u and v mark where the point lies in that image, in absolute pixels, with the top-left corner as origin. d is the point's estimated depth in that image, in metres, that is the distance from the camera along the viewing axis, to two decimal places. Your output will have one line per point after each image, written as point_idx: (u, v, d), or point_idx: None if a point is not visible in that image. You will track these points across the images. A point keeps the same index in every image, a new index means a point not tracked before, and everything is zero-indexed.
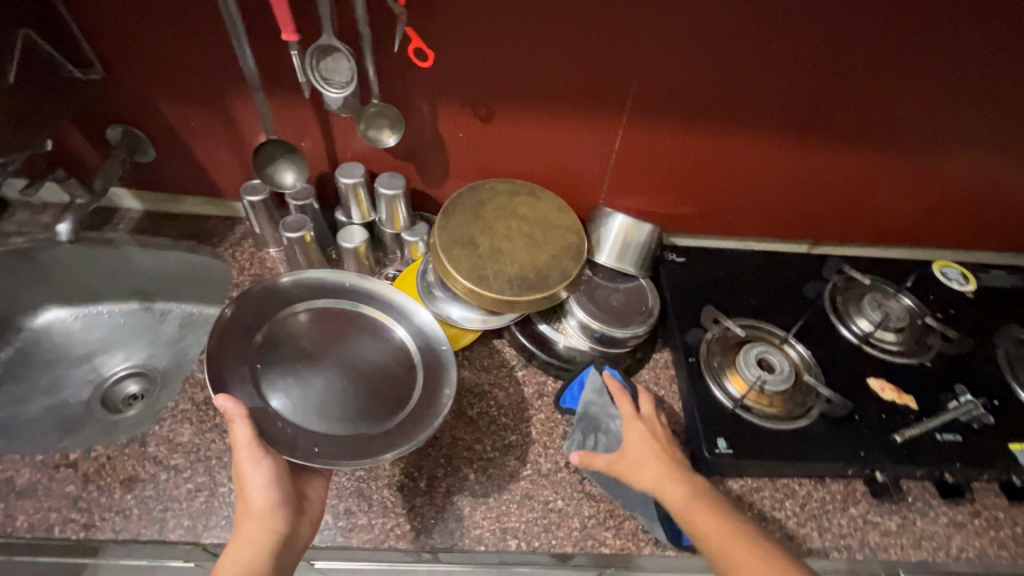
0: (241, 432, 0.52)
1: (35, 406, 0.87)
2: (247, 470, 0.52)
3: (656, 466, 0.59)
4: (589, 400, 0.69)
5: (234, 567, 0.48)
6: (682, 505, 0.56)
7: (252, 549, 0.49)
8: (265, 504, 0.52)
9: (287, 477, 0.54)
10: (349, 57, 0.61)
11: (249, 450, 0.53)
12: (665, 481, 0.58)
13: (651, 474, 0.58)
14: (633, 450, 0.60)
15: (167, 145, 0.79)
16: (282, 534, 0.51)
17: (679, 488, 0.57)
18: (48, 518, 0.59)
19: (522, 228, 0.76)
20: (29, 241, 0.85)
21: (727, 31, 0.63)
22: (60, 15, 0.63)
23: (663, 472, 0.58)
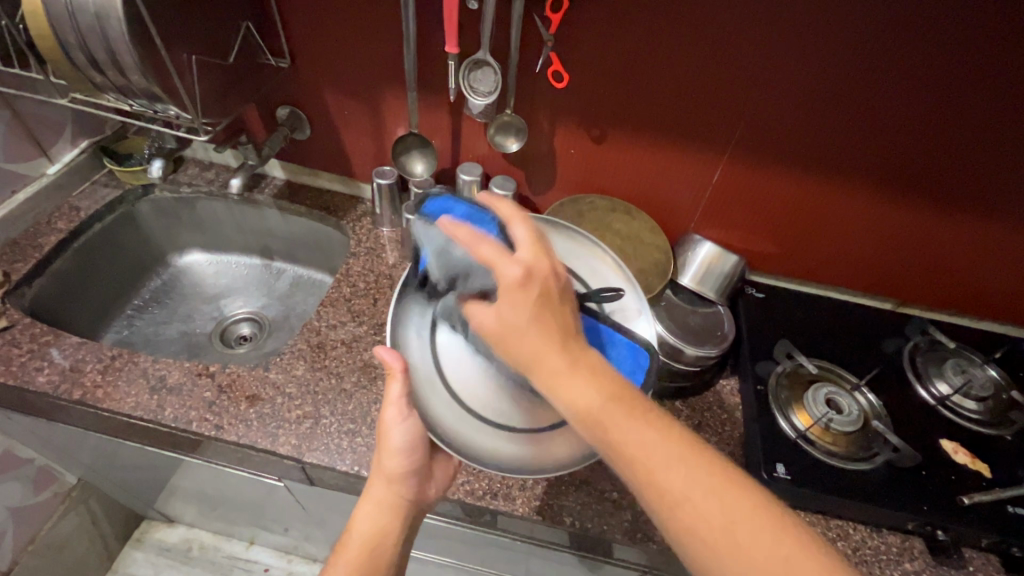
0: (395, 390, 0.55)
1: (173, 329, 1.01)
2: (389, 434, 0.57)
3: (534, 330, 0.43)
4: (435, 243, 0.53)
5: (369, 524, 0.57)
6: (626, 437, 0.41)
7: (380, 509, 0.57)
8: (396, 471, 0.57)
9: (422, 446, 0.58)
10: (497, 71, 0.73)
11: (397, 406, 0.56)
12: (548, 356, 0.43)
13: (524, 339, 0.43)
14: (510, 317, 0.43)
15: (322, 127, 0.93)
16: (408, 500, 0.58)
17: (558, 357, 0.43)
18: (188, 413, 0.71)
19: (615, 242, 0.86)
20: (194, 191, 1.01)
21: (845, 87, 0.68)
22: (270, 13, 0.78)
23: (543, 338, 0.43)
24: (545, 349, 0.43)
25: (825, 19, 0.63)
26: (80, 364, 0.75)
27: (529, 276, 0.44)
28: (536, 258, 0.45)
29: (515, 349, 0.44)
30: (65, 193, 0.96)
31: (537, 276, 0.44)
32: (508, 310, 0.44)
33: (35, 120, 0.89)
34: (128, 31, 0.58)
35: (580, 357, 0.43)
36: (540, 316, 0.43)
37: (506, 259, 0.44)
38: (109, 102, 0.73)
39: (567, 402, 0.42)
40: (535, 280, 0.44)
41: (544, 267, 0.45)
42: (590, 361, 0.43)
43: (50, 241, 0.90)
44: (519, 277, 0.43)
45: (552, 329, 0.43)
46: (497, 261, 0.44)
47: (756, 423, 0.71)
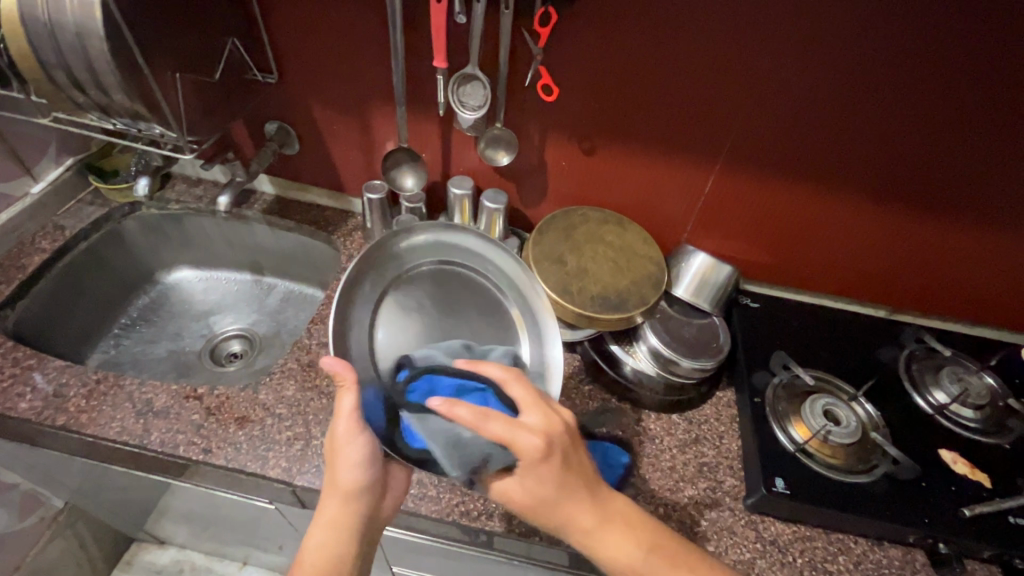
0: (347, 404, 0.52)
1: (161, 348, 0.99)
2: (343, 452, 0.54)
3: (565, 497, 0.52)
4: (433, 430, 0.50)
5: (320, 554, 0.54)
6: (593, 540, 0.53)
7: (333, 533, 0.55)
8: (352, 488, 0.56)
9: (378, 461, 0.56)
10: (487, 85, 0.73)
11: (348, 425, 0.53)
12: (576, 505, 0.52)
13: (562, 507, 0.52)
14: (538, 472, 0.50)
15: (311, 142, 0.92)
16: (362, 516, 0.57)
17: (592, 513, 0.53)
18: (175, 437, 0.70)
19: (608, 253, 0.84)
20: (182, 208, 1.00)
21: (835, 97, 0.68)
22: (257, 29, 0.77)
23: (575, 502, 0.52)
24: (577, 507, 0.52)
25: (812, 31, 0.63)
26: (63, 388, 0.74)
27: (548, 444, 0.49)
28: (548, 421, 0.50)
29: (555, 510, 0.52)
30: (50, 213, 0.94)
31: (553, 442, 0.49)
32: (539, 484, 0.51)
33: (18, 138, 0.88)
34: (110, 52, 0.57)
35: (611, 511, 0.54)
36: (566, 480, 0.51)
37: (522, 431, 0.48)
38: (92, 122, 0.72)
39: (601, 554, 0.53)
40: (551, 445, 0.49)
41: (559, 426, 0.50)
42: (619, 512, 0.54)
43: (34, 262, 0.88)
44: (538, 449, 0.48)
45: (581, 490, 0.53)
46: (512, 435, 0.48)
47: (754, 437, 0.71)
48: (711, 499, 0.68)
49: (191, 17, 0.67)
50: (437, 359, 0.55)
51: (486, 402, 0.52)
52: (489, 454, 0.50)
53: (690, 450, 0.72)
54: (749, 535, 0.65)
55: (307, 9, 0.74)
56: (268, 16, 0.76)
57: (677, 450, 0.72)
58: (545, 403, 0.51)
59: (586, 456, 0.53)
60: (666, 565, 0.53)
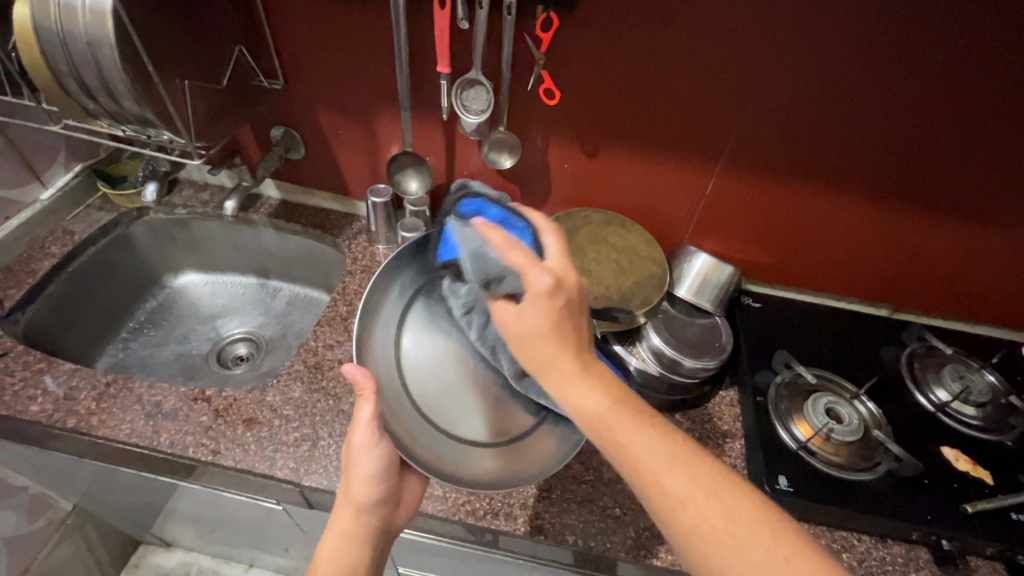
0: (364, 413, 0.55)
1: (168, 351, 1.00)
2: (355, 461, 0.56)
3: (555, 339, 0.47)
4: (467, 239, 0.60)
5: (334, 563, 0.54)
6: (568, 384, 0.46)
7: (345, 543, 0.56)
8: (363, 500, 0.56)
9: (392, 472, 0.57)
10: (490, 90, 0.74)
11: (367, 431, 0.55)
12: (559, 352, 0.47)
13: (546, 345, 0.47)
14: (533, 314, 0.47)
15: (316, 147, 0.93)
16: (374, 528, 0.57)
17: (574, 366, 0.47)
18: (184, 439, 0.71)
19: (610, 255, 0.85)
20: (188, 212, 1.01)
21: (836, 99, 0.69)
22: (263, 36, 0.78)
23: (564, 346, 0.47)
24: (559, 355, 0.47)
25: (810, 35, 0.64)
26: (74, 391, 0.75)
27: (558, 285, 0.47)
28: (565, 270, 0.49)
29: (537, 349, 0.47)
30: (59, 218, 0.96)
31: (563, 287, 0.48)
32: (531, 316, 0.47)
33: (28, 145, 0.89)
34: (121, 59, 0.58)
35: (592, 365, 0.48)
36: (562, 327, 0.47)
37: (535, 267, 0.47)
38: (102, 128, 0.73)
39: (574, 401, 0.46)
40: (562, 290, 0.47)
41: (574, 280, 0.49)
42: (599, 371, 0.48)
43: (43, 267, 0.89)
44: (549, 286, 0.47)
45: (569, 339, 0.47)
46: (528, 267, 0.47)
47: (757, 435, 0.71)
48: None
49: (199, 26, 0.68)
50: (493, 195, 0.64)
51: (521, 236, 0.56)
52: (503, 275, 0.54)
53: None
54: None
55: (313, 16, 0.75)
56: (274, 23, 0.77)
57: None
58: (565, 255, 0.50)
59: (588, 329, 0.49)
60: (626, 415, 0.45)
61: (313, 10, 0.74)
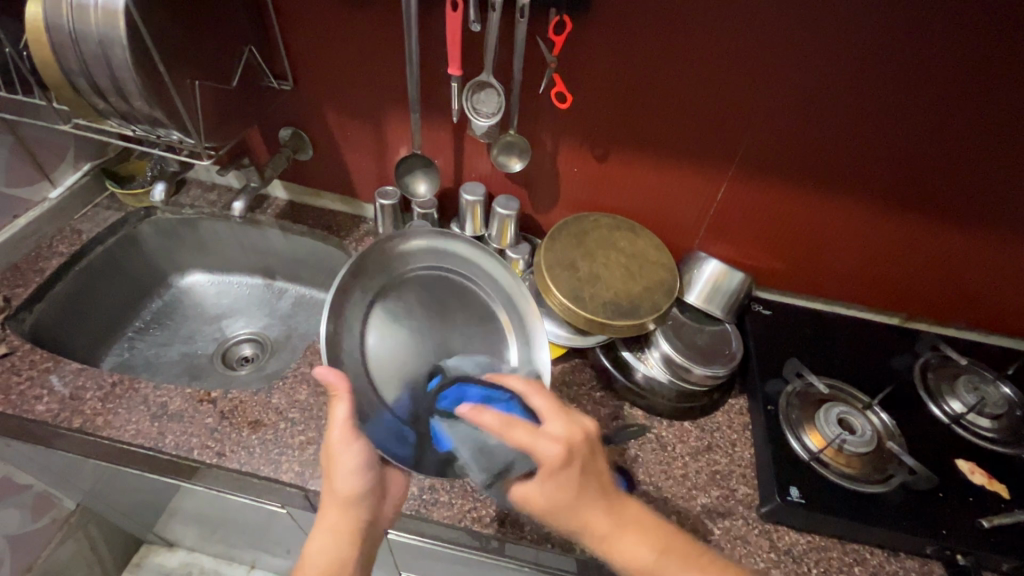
0: (341, 414, 0.52)
1: (173, 351, 1.00)
2: (337, 458, 0.54)
3: (582, 503, 0.51)
4: (457, 429, 0.52)
5: (324, 558, 0.55)
6: (606, 542, 0.52)
7: (334, 538, 0.56)
8: (348, 496, 0.55)
9: (374, 464, 0.56)
10: (500, 92, 0.74)
11: (342, 431, 0.53)
12: (584, 514, 0.51)
13: (576, 510, 0.51)
14: (552, 478, 0.49)
15: (325, 149, 0.93)
16: (363, 525, 0.57)
17: (607, 519, 0.52)
18: (189, 441, 0.70)
19: (619, 260, 0.84)
20: (197, 213, 1.01)
21: (851, 104, 0.68)
22: (274, 37, 0.78)
23: (590, 506, 0.51)
24: (592, 516, 0.51)
25: (825, 40, 0.63)
26: (79, 391, 0.74)
27: (569, 452, 0.49)
28: (570, 431, 0.51)
29: (570, 517, 0.51)
30: (67, 217, 0.96)
31: (573, 449, 0.50)
32: (553, 501, 0.51)
33: (38, 144, 0.89)
34: (132, 60, 0.58)
35: (626, 515, 0.53)
36: (581, 491, 0.51)
37: (542, 438, 0.49)
38: (112, 129, 0.73)
39: (616, 554, 0.51)
40: (574, 453, 0.50)
41: (580, 438, 0.51)
42: (636, 517, 0.53)
43: (51, 265, 0.89)
44: (559, 455, 0.49)
45: (596, 498, 0.52)
46: (535, 443, 0.48)
47: (767, 444, 0.70)
48: (724, 508, 0.67)
49: (210, 27, 0.68)
50: (466, 372, 0.57)
51: (510, 410, 0.53)
52: (510, 461, 0.51)
53: (701, 458, 0.72)
54: (763, 544, 0.65)
55: (324, 18, 0.75)
56: (285, 24, 0.77)
57: (688, 457, 0.72)
58: (573, 411, 0.53)
59: (606, 467, 0.53)
60: (674, 562, 0.51)
61: (324, 12, 0.74)
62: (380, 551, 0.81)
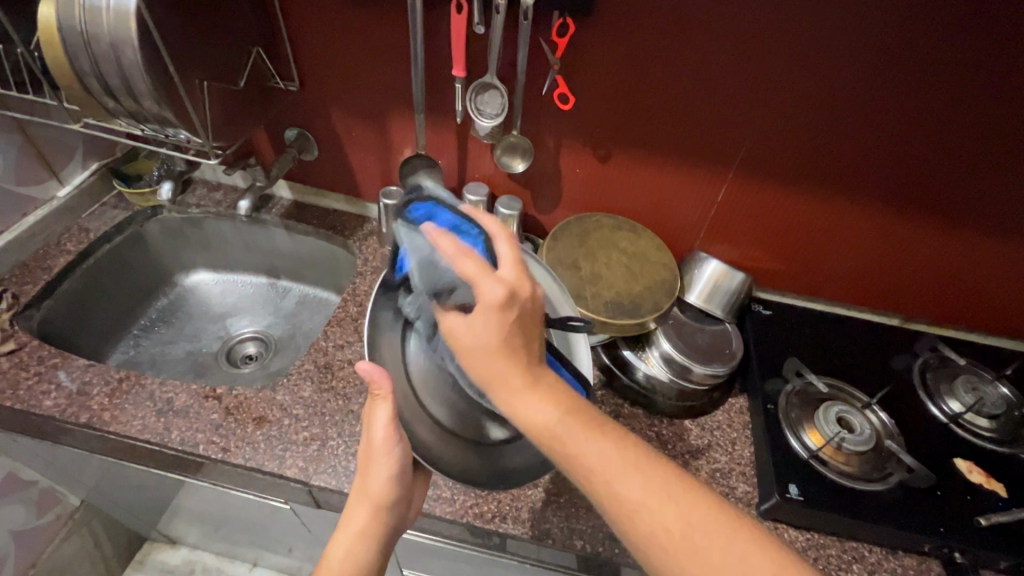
0: (381, 415, 0.53)
1: (179, 349, 1.01)
2: (375, 462, 0.55)
3: (507, 351, 0.45)
4: (417, 244, 0.49)
5: (349, 561, 0.54)
6: (513, 397, 0.44)
7: (360, 540, 0.55)
8: (382, 497, 0.56)
9: (407, 471, 0.57)
10: (504, 94, 0.75)
11: (386, 437, 0.54)
12: (499, 364, 0.45)
13: (495, 356, 0.45)
14: (483, 320, 0.44)
15: (329, 148, 0.94)
16: (390, 525, 0.57)
17: (524, 381, 0.45)
18: (195, 436, 0.71)
19: (621, 260, 0.85)
20: (202, 211, 1.02)
21: (851, 106, 0.68)
22: (280, 38, 0.79)
23: (515, 360, 0.45)
24: (508, 369, 0.45)
25: (824, 44, 0.64)
26: (87, 387, 0.75)
27: (510, 296, 0.44)
28: (520, 280, 0.45)
29: (485, 361, 0.45)
30: (75, 215, 0.97)
31: (517, 299, 0.44)
32: (482, 332, 0.45)
33: (47, 143, 0.91)
34: (143, 59, 0.59)
35: (543, 377, 0.46)
36: (510, 340, 0.45)
37: (488, 278, 0.44)
38: (121, 128, 0.74)
39: (523, 412, 0.44)
40: (516, 304, 0.44)
41: (528, 292, 0.45)
42: (550, 383, 0.46)
43: (59, 263, 0.90)
44: (500, 297, 0.43)
45: (522, 355, 0.45)
46: (479, 279, 0.44)
47: (767, 442, 0.71)
48: None
49: (219, 28, 0.69)
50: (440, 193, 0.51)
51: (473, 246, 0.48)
52: (453, 285, 0.47)
53: (702, 456, 0.72)
54: None
55: (330, 20, 0.76)
56: (292, 26, 0.78)
57: (688, 456, 0.72)
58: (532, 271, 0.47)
59: (542, 342, 0.47)
60: (579, 425, 0.44)
61: (330, 14, 0.75)
62: None
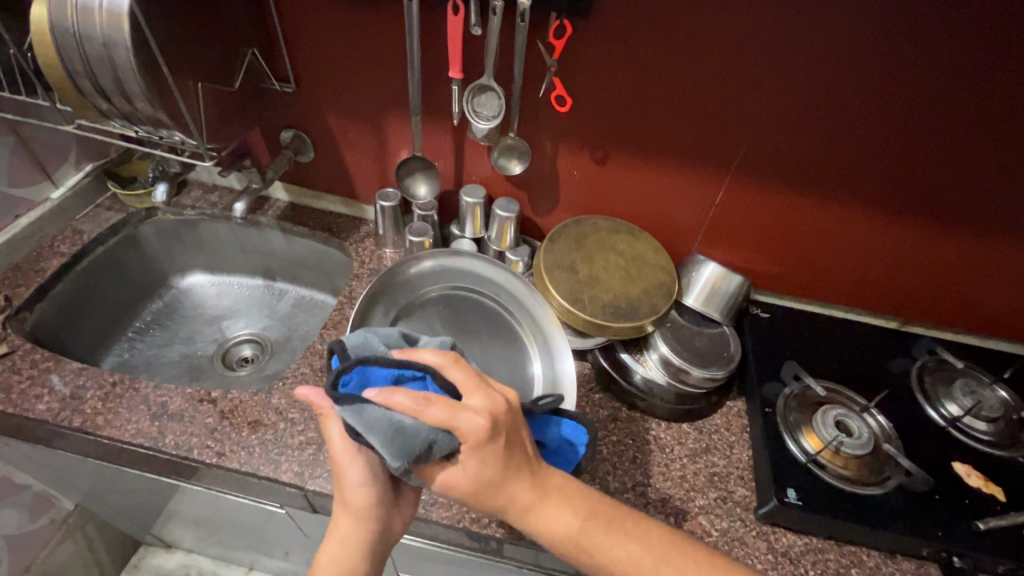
0: (335, 430, 0.55)
1: (173, 352, 1.00)
2: (344, 471, 0.56)
3: (507, 480, 0.49)
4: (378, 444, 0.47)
5: (336, 568, 0.56)
6: (531, 514, 0.50)
7: (345, 548, 0.56)
8: (361, 506, 0.56)
9: (382, 476, 0.57)
10: (501, 96, 0.74)
11: (344, 445, 0.55)
12: (506, 489, 0.49)
13: (502, 487, 0.50)
14: (477, 467, 0.49)
15: (326, 150, 0.93)
16: (376, 532, 0.57)
17: (535, 493, 0.50)
18: (189, 440, 0.71)
19: (619, 262, 0.84)
20: (197, 213, 1.01)
21: (848, 109, 0.68)
22: (276, 39, 0.78)
23: (516, 484, 0.50)
24: (516, 491, 0.50)
25: (821, 46, 0.64)
26: (80, 390, 0.75)
27: (493, 424, 0.47)
28: (491, 400, 0.48)
29: (494, 492, 0.50)
30: (68, 217, 0.96)
31: (497, 419, 0.48)
32: (480, 470, 0.49)
33: (41, 145, 0.90)
34: (136, 60, 0.59)
35: (547, 482, 0.52)
36: (508, 462, 0.49)
37: (464, 413, 0.46)
38: (115, 130, 0.73)
39: (545, 528, 0.50)
40: (498, 424, 0.48)
41: (502, 406, 0.48)
42: (556, 484, 0.52)
43: (52, 266, 0.90)
44: (484, 428, 0.46)
45: (521, 469, 0.50)
46: (454, 419, 0.45)
47: (765, 446, 0.71)
48: (721, 510, 0.68)
49: (214, 28, 0.68)
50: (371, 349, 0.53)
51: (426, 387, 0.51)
52: (431, 439, 0.47)
53: (700, 459, 0.72)
54: (761, 546, 0.65)
55: (326, 21, 0.75)
56: (288, 27, 0.77)
57: (686, 460, 0.72)
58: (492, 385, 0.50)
59: (528, 438, 0.51)
60: (600, 530, 0.51)
61: (326, 14, 0.75)
62: None
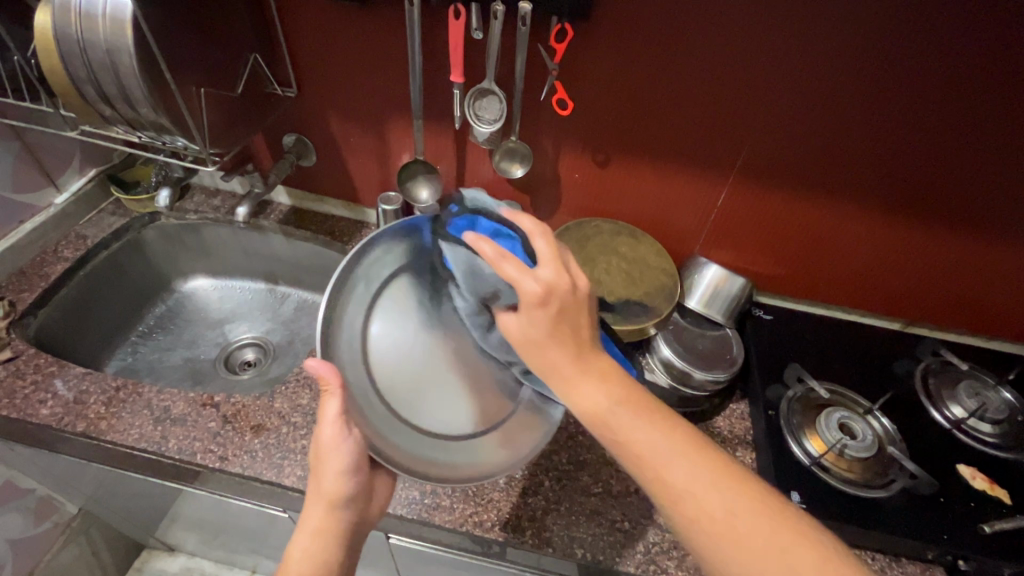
0: (330, 409, 0.52)
1: (177, 356, 1.00)
2: (325, 459, 0.55)
3: (552, 343, 0.49)
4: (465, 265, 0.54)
5: (308, 561, 0.54)
6: (568, 384, 0.48)
7: (319, 539, 0.55)
8: (337, 495, 0.56)
9: (362, 468, 0.57)
10: (502, 100, 0.75)
11: (335, 427, 0.53)
12: (549, 352, 0.49)
13: (545, 349, 0.49)
14: (527, 326, 0.49)
15: (328, 154, 0.94)
16: (347, 526, 0.57)
17: (574, 362, 0.48)
18: (192, 445, 0.71)
19: (621, 265, 0.86)
20: (200, 218, 1.01)
21: (850, 110, 0.68)
22: (278, 44, 0.79)
23: (558, 348, 0.49)
24: (558, 358, 0.49)
25: (822, 48, 0.64)
26: (84, 395, 0.75)
27: (549, 294, 0.48)
28: (558, 275, 0.49)
29: (535, 350, 0.49)
30: (72, 222, 0.96)
31: (557, 294, 0.48)
32: (528, 328, 0.49)
33: (45, 151, 0.90)
34: (139, 66, 0.59)
35: (593, 364, 0.49)
36: (557, 327, 0.48)
37: (528, 276, 0.47)
38: (118, 135, 0.74)
39: (577, 401, 0.48)
40: (554, 299, 0.48)
41: (565, 285, 0.48)
42: (601, 366, 0.49)
43: (56, 271, 0.90)
44: (539, 295, 0.47)
45: (567, 335, 0.49)
46: (519, 280, 0.47)
47: (768, 449, 0.71)
48: None
49: (216, 34, 0.69)
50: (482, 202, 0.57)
51: (512, 248, 0.53)
52: (497, 289, 0.54)
53: None
54: None
55: (327, 26, 0.76)
56: (290, 33, 0.78)
57: None
58: (573, 264, 0.51)
59: (588, 319, 0.51)
60: (630, 413, 0.47)
61: (327, 20, 0.75)
62: (381, 555, 0.80)
